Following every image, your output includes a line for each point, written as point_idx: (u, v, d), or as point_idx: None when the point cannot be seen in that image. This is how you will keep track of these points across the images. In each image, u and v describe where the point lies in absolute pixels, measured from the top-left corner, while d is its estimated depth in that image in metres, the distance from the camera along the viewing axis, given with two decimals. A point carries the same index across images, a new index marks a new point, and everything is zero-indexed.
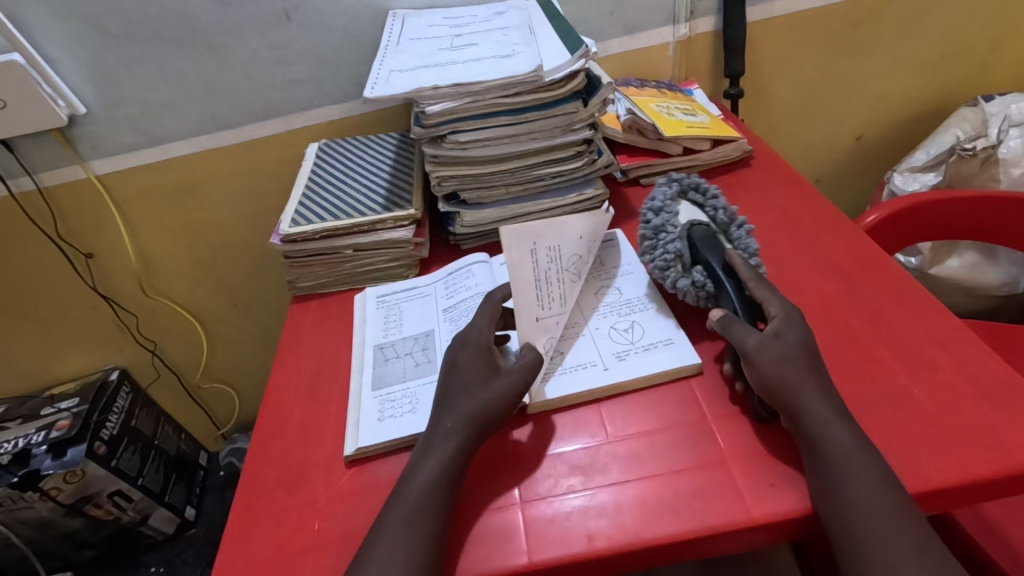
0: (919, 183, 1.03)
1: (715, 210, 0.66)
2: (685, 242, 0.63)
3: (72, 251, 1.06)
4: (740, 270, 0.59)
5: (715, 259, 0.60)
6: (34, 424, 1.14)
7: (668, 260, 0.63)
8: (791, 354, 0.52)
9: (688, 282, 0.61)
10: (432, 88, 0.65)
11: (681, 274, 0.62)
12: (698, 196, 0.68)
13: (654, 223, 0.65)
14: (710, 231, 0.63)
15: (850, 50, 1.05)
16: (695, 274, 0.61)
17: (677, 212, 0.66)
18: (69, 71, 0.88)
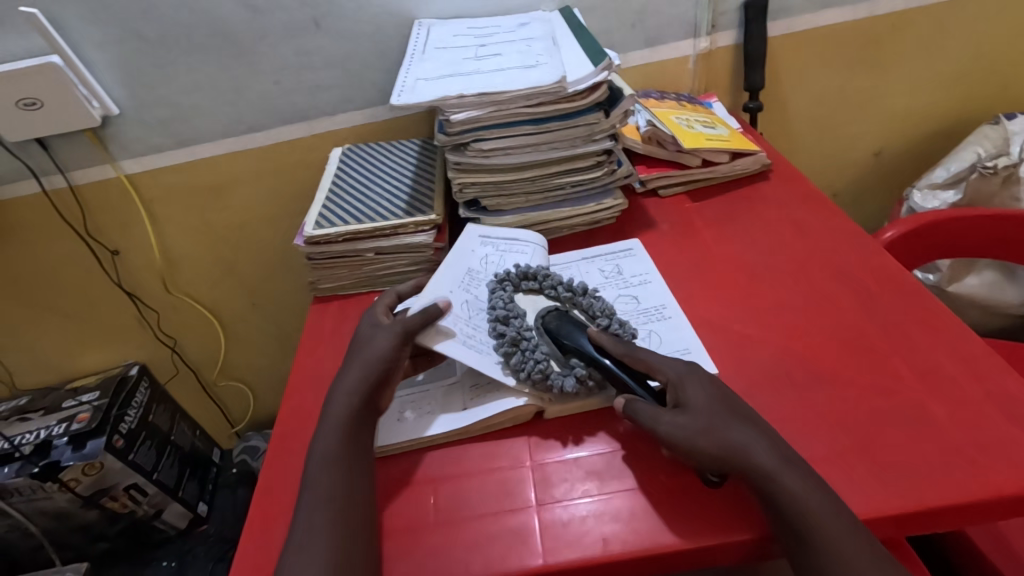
0: (938, 200, 1.03)
1: (553, 289, 0.65)
2: (545, 339, 0.61)
3: (99, 248, 1.09)
4: (610, 341, 0.57)
5: (580, 343, 0.58)
6: (55, 415, 1.16)
7: (542, 366, 0.58)
8: (689, 423, 0.50)
9: (573, 379, 0.57)
10: (458, 97, 0.67)
11: (561, 373, 0.57)
12: (533, 282, 0.66)
13: (509, 334, 0.60)
14: (561, 312, 0.62)
15: (871, 66, 1.05)
16: (572, 366, 0.58)
17: (521, 312, 0.63)
18: (104, 73, 0.91)
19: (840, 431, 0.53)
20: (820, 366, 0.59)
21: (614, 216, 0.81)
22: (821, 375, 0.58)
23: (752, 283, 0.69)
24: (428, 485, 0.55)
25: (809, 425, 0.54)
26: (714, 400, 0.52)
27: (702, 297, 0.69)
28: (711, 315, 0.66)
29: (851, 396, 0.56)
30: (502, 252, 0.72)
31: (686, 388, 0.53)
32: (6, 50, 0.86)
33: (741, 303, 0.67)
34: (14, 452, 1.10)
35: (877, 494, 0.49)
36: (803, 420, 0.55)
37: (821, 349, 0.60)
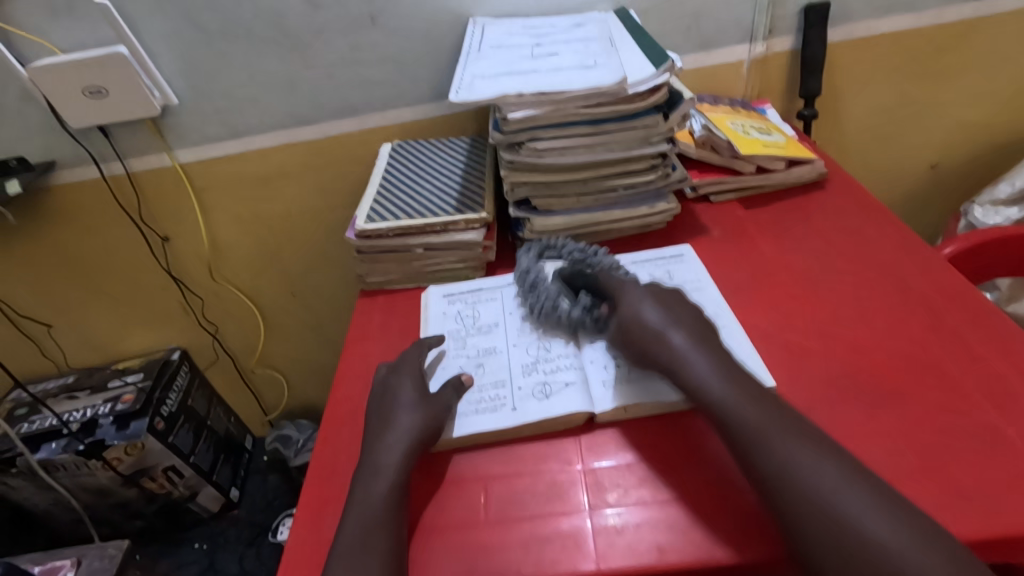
0: (1001, 217, 0.99)
1: (570, 253, 0.71)
2: (559, 283, 0.67)
3: (151, 233, 1.12)
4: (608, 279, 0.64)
5: (592, 280, 0.65)
6: (100, 395, 1.19)
7: (555, 297, 0.65)
8: (641, 326, 0.57)
9: (581, 308, 0.64)
10: (517, 95, 0.66)
11: (571, 305, 0.64)
12: (555, 251, 0.73)
13: (530, 279, 0.69)
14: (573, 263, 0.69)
15: (933, 75, 1.01)
16: (579, 300, 0.65)
17: (543, 267, 0.71)
18: (165, 64, 0.93)
19: (906, 452, 0.52)
20: (883, 381, 0.57)
21: (664, 221, 0.80)
22: (883, 391, 0.56)
23: (808, 294, 0.68)
24: (480, 483, 0.55)
25: (872, 441, 0.53)
26: (668, 312, 0.58)
27: (756, 307, 0.67)
28: (766, 326, 0.65)
29: (917, 414, 0.54)
30: (473, 305, 0.73)
31: (645, 306, 0.58)
32: (76, 39, 0.89)
33: (797, 314, 0.66)
34: (62, 429, 1.14)
35: (946, 520, 0.47)
36: (865, 437, 0.53)
37: (883, 365, 0.59)
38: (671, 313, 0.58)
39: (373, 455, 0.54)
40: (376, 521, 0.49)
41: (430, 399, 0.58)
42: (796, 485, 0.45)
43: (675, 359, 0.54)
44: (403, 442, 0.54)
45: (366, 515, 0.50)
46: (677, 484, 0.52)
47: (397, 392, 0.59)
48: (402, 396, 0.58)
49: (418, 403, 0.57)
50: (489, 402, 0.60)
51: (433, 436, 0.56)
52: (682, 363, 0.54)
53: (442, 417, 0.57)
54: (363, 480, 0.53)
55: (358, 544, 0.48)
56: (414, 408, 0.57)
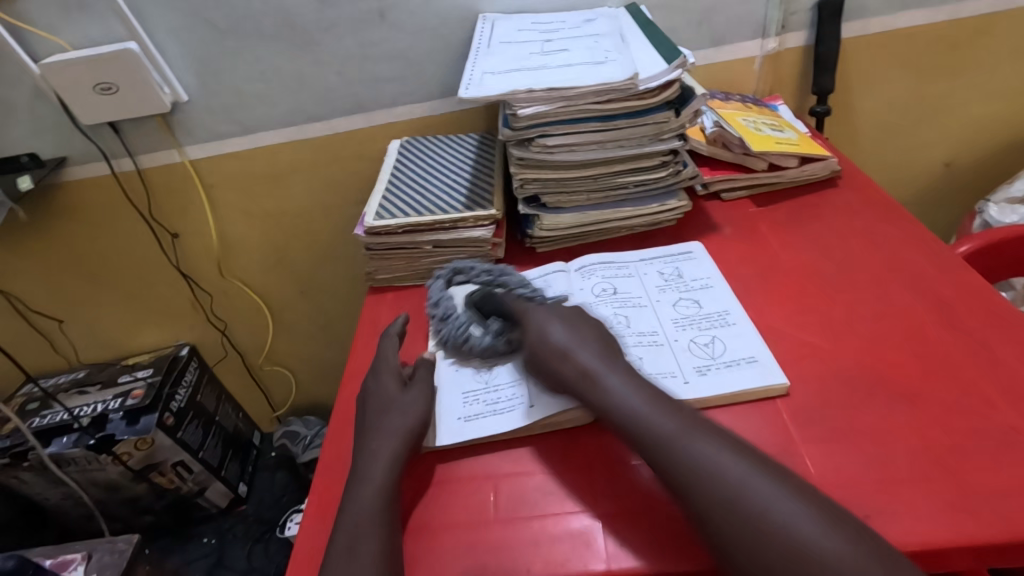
0: (1017, 215, 0.97)
1: (478, 275, 0.70)
2: (471, 311, 0.66)
3: (160, 230, 1.12)
4: (512, 302, 0.64)
5: (501, 305, 0.64)
6: (111, 390, 1.20)
7: (461, 326, 0.64)
8: (547, 347, 0.57)
9: (490, 335, 0.63)
10: (527, 91, 0.66)
11: (481, 334, 0.64)
12: (461, 276, 0.71)
13: (439, 313, 0.68)
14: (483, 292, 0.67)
15: (948, 72, 1.00)
16: (488, 327, 0.64)
17: (450, 297, 0.69)
18: (176, 60, 0.93)
19: (923, 452, 0.51)
20: (899, 381, 0.56)
21: (675, 218, 0.79)
22: (900, 391, 0.56)
23: (822, 293, 0.67)
24: (489, 482, 0.54)
25: (889, 442, 0.52)
26: (574, 330, 0.58)
27: (769, 305, 0.67)
28: (779, 324, 0.64)
29: (935, 415, 0.53)
30: None
31: (548, 322, 0.59)
32: (87, 35, 0.89)
33: (811, 313, 0.65)
34: (72, 423, 1.14)
35: (964, 521, 0.46)
36: (881, 437, 0.52)
37: (899, 365, 0.58)
38: (579, 331, 0.58)
39: (370, 454, 0.54)
40: (377, 519, 0.49)
41: (415, 396, 0.58)
42: (706, 480, 0.45)
43: (575, 380, 0.54)
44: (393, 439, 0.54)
45: (374, 512, 0.49)
46: None
47: (387, 388, 0.60)
48: (389, 393, 0.59)
49: (410, 402, 0.58)
50: (484, 406, 0.59)
51: (421, 433, 0.56)
52: (591, 383, 0.54)
53: (424, 410, 0.58)
54: (356, 482, 0.52)
55: (352, 544, 0.48)
56: (401, 409, 0.57)
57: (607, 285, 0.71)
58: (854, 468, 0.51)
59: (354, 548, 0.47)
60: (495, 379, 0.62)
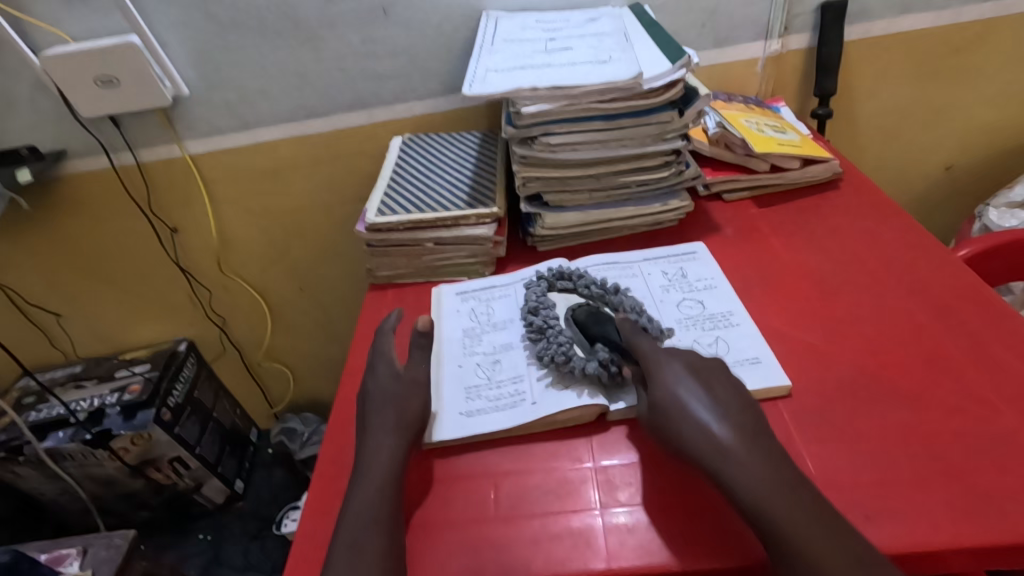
0: (1017, 220, 0.98)
1: (586, 287, 0.67)
2: (574, 328, 0.63)
3: (160, 225, 1.12)
4: (630, 328, 0.58)
5: (612, 331, 0.59)
6: (108, 385, 1.20)
7: (563, 345, 0.60)
8: (679, 410, 0.51)
9: (596, 363, 0.58)
10: (531, 89, 0.66)
11: (585, 358, 0.58)
12: (568, 282, 0.68)
13: (537, 324, 0.63)
14: (590, 308, 0.64)
15: (950, 76, 1.00)
16: (597, 352, 0.59)
17: (553, 307, 0.65)
18: (177, 54, 0.93)
19: (922, 454, 0.51)
20: (900, 383, 0.56)
21: (677, 219, 0.79)
22: (900, 393, 0.56)
23: (822, 294, 0.67)
24: (490, 480, 0.54)
25: (888, 443, 0.52)
26: (694, 377, 0.53)
27: (770, 306, 0.67)
28: (780, 325, 0.64)
29: (934, 417, 0.53)
30: (486, 301, 0.72)
31: (668, 369, 0.53)
32: (87, 27, 0.89)
33: (811, 314, 0.65)
34: (69, 418, 1.14)
35: (963, 523, 0.46)
36: (881, 438, 0.53)
37: (899, 367, 0.58)
38: (715, 397, 0.52)
39: (369, 452, 0.54)
40: (377, 516, 0.49)
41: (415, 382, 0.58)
42: None
43: (662, 408, 0.52)
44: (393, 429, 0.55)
45: (374, 510, 0.49)
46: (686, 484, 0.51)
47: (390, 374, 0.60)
48: (394, 376, 0.59)
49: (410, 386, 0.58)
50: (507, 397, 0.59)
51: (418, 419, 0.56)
52: (685, 420, 0.50)
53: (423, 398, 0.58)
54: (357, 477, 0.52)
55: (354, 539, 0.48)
56: (397, 391, 0.57)
57: (610, 286, 0.71)
58: (854, 469, 0.51)
59: (354, 545, 0.47)
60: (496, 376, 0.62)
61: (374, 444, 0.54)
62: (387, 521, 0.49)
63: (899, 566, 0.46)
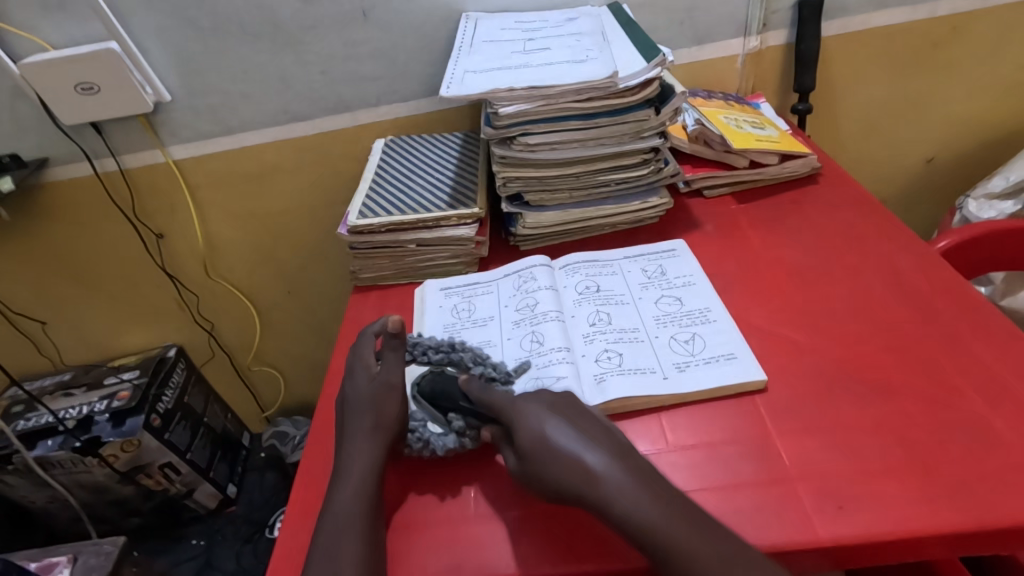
0: (995, 211, 0.99)
1: (427, 353, 0.62)
2: (428, 403, 0.58)
3: (144, 231, 1.12)
4: (480, 386, 0.55)
5: (461, 394, 0.56)
6: (96, 392, 1.19)
7: (421, 436, 0.55)
8: (546, 451, 0.48)
9: (453, 436, 0.54)
10: (508, 90, 0.66)
11: (440, 435, 0.55)
12: (409, 349, 0.63)
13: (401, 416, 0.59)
14: (438, 373, 0.60)
15: (927, 70, 1.01)
16: (452, 423, 0.55)
17: (405, 384, 0.61)
18: (158, 60, 0.93)
19: (895, 443, 0.52)
20: (876, 374, 0.57)
21: (657, 216, 0.80)
22: (876, 384, 0.56)
23: (801, 288, 0.68)
24: (471, 478, 0.55)
25: (861, 434, 0.53)
26: (575, 427, 0.50)
27: (750, 301, 0.67)
28: (758, 320, 0.65)
29: (910, 407, 0.54)
30: (468, 299, 0.73)
31: (525, 408, 0.52)
32: (66, 34, 0.89)
33: (790, 307, 0.66)
34: (57, 426, 1.14)
35: (935, 510, 0.47)
36: (857, 428, 0.53)
37: (875, 358, 0.59)
38: (582, 432, 0.49)
39: (349, 452, 0.54)
40: (354, 518, 0.49)
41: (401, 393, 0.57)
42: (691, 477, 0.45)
43: (533, 455, 0.49)
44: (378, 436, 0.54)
45: (355, 511, 0.50)
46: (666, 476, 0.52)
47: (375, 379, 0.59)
48: (383, 383, 0.58)
49: (396, 396, 0.57)
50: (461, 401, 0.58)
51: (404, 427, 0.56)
52: (560, 463, 0.48)
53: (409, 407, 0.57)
54: (337, 481, 0.52)
55: (332, 544, 0.48)
56: (385, 402, 0.56)
57: (590, 284, 0.71)
58: (828, 460, 0.51)
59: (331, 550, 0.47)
60: None
61: (358, 450, 0.53)
62: (362, 522, 0.49)
63: (870, 555, 0.46)
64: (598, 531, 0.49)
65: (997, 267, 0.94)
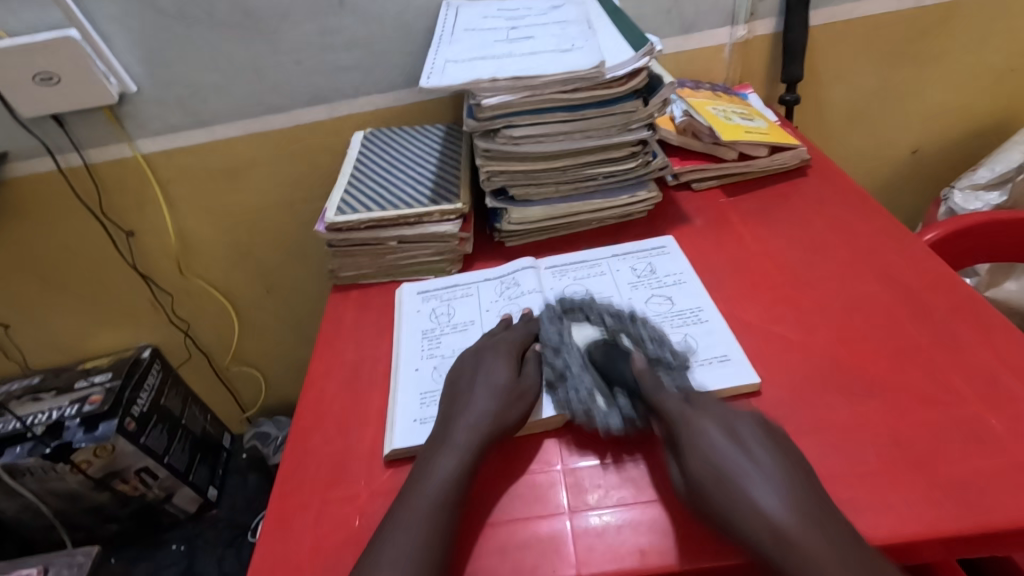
0: (981, 202, 0.99)
1: (600, 317, 0.62)
2: (592, 373, 0.57)
3: (114, 228, 1.07)
4: (650, 378, 0.53)
5: (627, 368, 0.54)
6: (67, 396, 1.15)
7: (584, 397, 0.54)
8: (704, 448, 0.47)
9: (618, 415, 0.53)
10: (491, 80, 0.64)
11: (605, 407, 0.53)
12: (579, 314, 0.63)
13: (555, 365, 0.57)
14: (607, 343, 0.58)
15: (915, 59, 1.00)
16: (614, 399, 0.54)
17: (573, 343, 0.60)
18: (122, 49, 0.88)
19: (888, 441, 0.51)
20: (869, 372, 0.56)
21: (646, 210, 0.78)
22: (869, 381, 0.55)
23: (792, 284, 0.67)
24: None
25: (855, 434, 0.52)
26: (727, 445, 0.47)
27: (740, 297, 0.66)
28: (749, 318, 0.63)
29: (903, 406, 0.53)
30: (447, 302, 0.71)
31: (712, 432, 0.48)
32: (22, 21, 0.83)
33: (782, 304, 0.64)
34: (26, 432, 1.09)
35: (933, 514, 0.46)
36: (851, 429, 0.52)
37: (867, 355, 0.58)
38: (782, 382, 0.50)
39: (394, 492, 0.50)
40: (432, 516, 0.46)
41: (515, 389, 0.55)
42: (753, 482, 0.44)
43: (702, 479, 0.45)
44: (476, 433, 0.52)
45: None
46: (663, 483, 0.50)
47: (479, 373, 0.57)
48: (488, 375, 0.56)
49: (501, 390, 0.55)
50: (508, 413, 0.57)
51: (513, 425, 0.53)
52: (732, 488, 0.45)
53: (526, 405, 0.55)
54: (416, 480, 0.50)
55: (414, 546, 0.45)
56: (495, 395, 0.54)
57: (578, 285, 0.69)
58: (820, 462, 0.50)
59: (410, 554, 0.44)
60: None
61: (455, 440, 0.51)
62: (443, 517, 0.47)
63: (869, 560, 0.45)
64: None
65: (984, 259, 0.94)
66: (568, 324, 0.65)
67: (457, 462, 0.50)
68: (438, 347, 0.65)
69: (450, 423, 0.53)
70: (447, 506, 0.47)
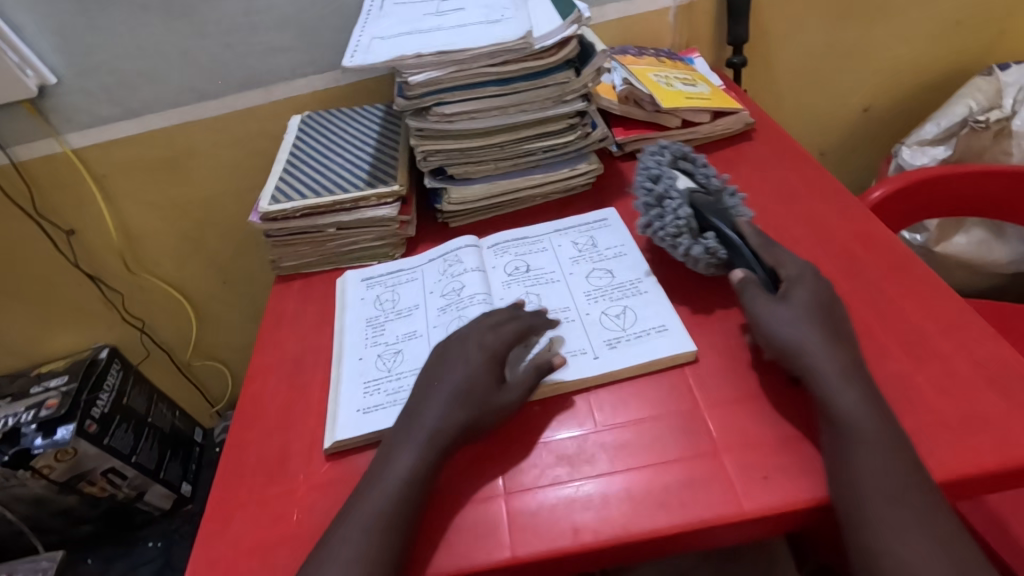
0: (928, 157, 0.98)
1: (706, 176, 0.66)
2: (689, 207, 0.62)
3: (53, 228, 1.03)
4: (750, 236, 0.58)
5: (728, 224, 0.59)
6: (23, 402, 1.13)
7: (679, 227, 0.60)
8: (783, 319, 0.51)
9: (702, 248, 0.59)
10: (416, 56, 0.61)
11: (693, 240, 0.59)
12: (689, 165, 0.67)
13: (657, 191, 0.63)
14: (711, 198, 0.62)
15: (861, 14, 0.99)
16: (707, 239, 0.59)
17: (674, 179, 0.64)
18: (36, 38, 0.84)
19: None
20: None
21: (589, 182, 0.77)
22: None
23: None
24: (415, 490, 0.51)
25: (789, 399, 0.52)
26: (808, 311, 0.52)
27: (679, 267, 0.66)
28: (688, 286, 0.63)
29: None
30: (391, 288, 0.69)
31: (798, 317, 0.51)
32: None
33: None
34: None
35: None
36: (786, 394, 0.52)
37: None
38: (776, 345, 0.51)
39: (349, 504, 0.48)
40: (384, 522, 0.45)
41: (487, 391, 0.52)
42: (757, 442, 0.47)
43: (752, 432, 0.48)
44: (438, 438, 0.50)
45: None
46: (601, 459, 0.50)
47: (445, 373, 0.54)
48: (456, 375, 0.53)
49: (466, 390, 0.52)
50: None
51: (484, 427, 0.51)
52: None
53: (501, 408, 0.52)
54: (371, 481, 0.49)
55: (366, 552, 0.44)
56: (461, 396, 0.52)
57: (519, 263, 0.68)
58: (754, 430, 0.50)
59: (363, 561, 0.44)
60: (397, 369, 0.60)
61: (413, 441, 0.50)
62: (395, 521, 0.46)
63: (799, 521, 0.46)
64: (728, 476, 0.47)
65: (943, 212, 0.94)
66: (510, 303, 0.63)
67: (411, 468, 0.48)
68: (381, 335, 0.64)
69: (415, 432, 0.50)
70: (401, 511, 0.46)
